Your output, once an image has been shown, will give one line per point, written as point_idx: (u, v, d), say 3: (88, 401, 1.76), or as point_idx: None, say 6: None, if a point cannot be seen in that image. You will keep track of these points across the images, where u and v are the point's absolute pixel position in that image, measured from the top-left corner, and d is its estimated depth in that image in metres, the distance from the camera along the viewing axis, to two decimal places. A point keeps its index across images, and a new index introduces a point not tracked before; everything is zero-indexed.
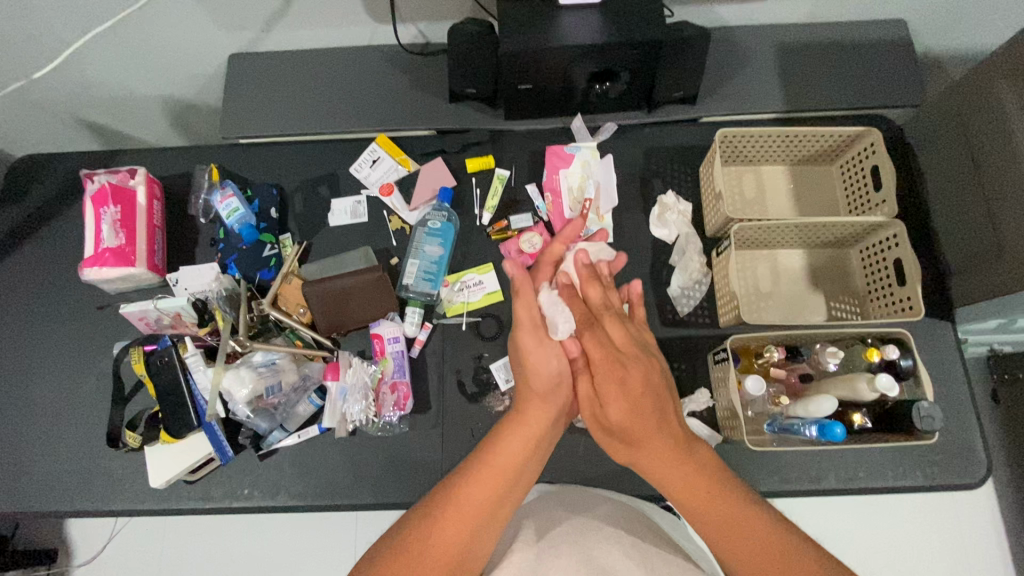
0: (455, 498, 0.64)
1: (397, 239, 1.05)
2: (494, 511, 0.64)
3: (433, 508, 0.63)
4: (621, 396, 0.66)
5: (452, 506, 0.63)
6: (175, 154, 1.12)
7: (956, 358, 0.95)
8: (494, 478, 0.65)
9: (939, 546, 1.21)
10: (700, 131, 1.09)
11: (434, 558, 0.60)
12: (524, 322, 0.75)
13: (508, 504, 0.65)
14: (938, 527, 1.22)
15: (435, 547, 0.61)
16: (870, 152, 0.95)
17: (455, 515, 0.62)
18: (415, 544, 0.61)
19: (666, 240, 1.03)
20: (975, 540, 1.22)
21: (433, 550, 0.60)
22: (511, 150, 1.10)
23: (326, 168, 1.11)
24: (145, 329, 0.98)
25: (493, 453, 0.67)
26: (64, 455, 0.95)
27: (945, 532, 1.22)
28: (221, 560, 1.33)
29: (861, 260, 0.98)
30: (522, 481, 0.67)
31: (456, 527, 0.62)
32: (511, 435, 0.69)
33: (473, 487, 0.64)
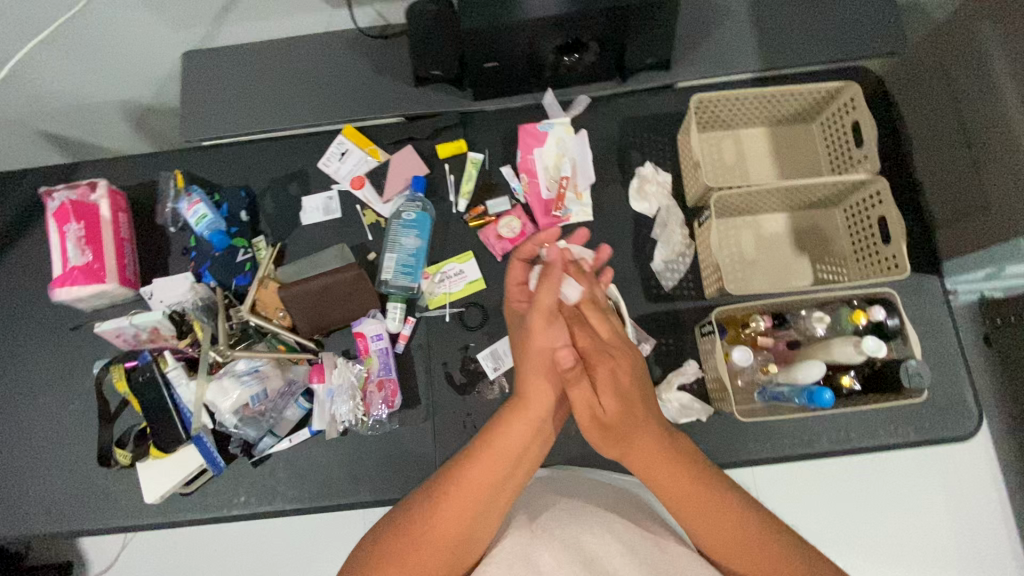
0: (462, 478, 0.61)
1: (373, 233, 1.03)
2: (499, 491, 0.62)
3: (439, 492, 0.61)
4: (615, 393, 0.64)
5: (458, 485, 0.61)
6: (138, 162, 1.08)
7: (944, 312, 0.95)
8: (500, 460, 0.62)
9: (936, 497, 1.23)
10: (676, 98, 1.05)
11: (440, 538, 0.59)
12: (546, 304, 0.66)
13: (516, 482, 0.63)
14: (935, 479, 1.24)
15: (442, 529, 0.59)
16: (850, 108, 0.92)
17: (462, 494, 0.60)
18: (419, 526, 0.60)
19: (647, 213, 1.01)
20: (973, 490, 1.23)
21: (435, 534, 0.59)
22: (483, 131, 1.07)
23: (294, 165, 1.08)
24: (124, 345, 0.96)
25: (501, 433, 0.63)
26: (55, 478, 0.94)
27: (942, 483, 1.24)
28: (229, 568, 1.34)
29: (846, 219, 0.96)
30: (529, 459, 0.64)
31: (463, 506, 0.60)
32: (511, 417, 0.65)
33: (482, 470, 0.61)
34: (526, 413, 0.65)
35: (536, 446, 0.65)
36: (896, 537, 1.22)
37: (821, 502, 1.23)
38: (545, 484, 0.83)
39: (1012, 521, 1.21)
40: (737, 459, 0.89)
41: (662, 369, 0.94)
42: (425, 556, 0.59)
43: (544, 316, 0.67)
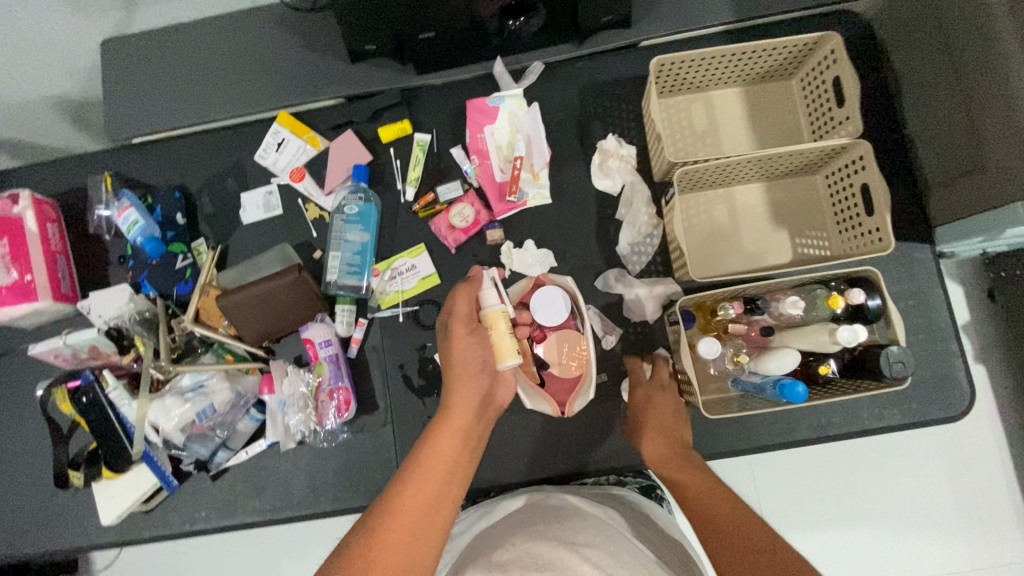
0: (399, 498, 0.61)
1: (318, 230, 0.96)
2: (439, 506, 0.61)
3: (376, 520, 0.59)
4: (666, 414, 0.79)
5: (396, 507, 0.60)
6: (67, 166, 1.01)
7: (935, 284, 0.87)
8: (431, 473, 0.63)
9: (949, 474, 1.15)
10: (639, 59, 0.95)
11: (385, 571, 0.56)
12: (463, 312, 0.73)
13: (454, 493, 0.64)
14: (947, 454, 1.15)
15: (387, 550, 0.57)
16: (830, 61, 0.82)
17: (399, 515, 0.59)
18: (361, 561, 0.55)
19: (611, 191, 0.93)
20: (988, 464, 1.15)
21: (383, 559, 0.56)
22: (429, 110, 0.98)
23: (230, 159, 1.00)
24: (65, 365, 0.92)
25: (430, 448, 0.66)
26: (14, 501, 0.92)
27: (953, 459, 1.16)
28: None
29: (828, 186, 0.88)
30: (462, 467, 0.66)
31: (403, 526, 0.59)
32: (440, 431, 0.67)
33: (415, 484, 0.62)
34: (449, 427, 0.68)
35: (466, 457, 0.67)
36: (904, 517, 1.14)
37: (824, 484, 1.16)
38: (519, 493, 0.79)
39: None
40: (711, 453, 0.84)
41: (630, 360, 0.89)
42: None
43: (472, 327, 0.73)
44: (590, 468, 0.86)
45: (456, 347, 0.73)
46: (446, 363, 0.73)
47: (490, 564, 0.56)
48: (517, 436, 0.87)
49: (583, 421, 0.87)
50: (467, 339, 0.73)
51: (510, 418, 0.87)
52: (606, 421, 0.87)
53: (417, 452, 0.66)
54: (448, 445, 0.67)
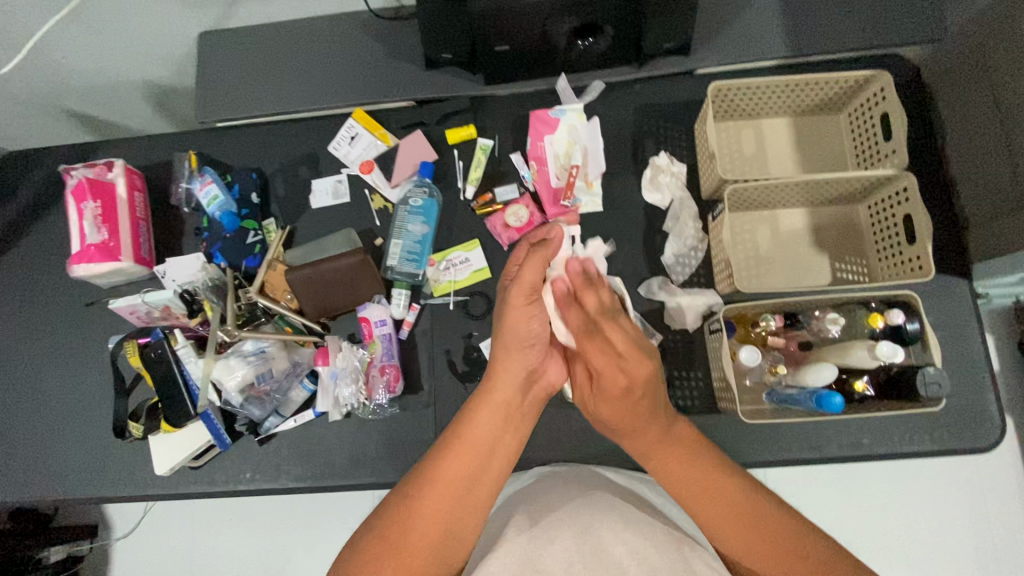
0: (437, 471, 0.65)
1: (381, 219, 1.03)
2: (472, 484, 0.66)
3: (417, 485, 0.65)
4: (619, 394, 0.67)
5: (434, 478, 0.65)
6: (156, 143, 1.10)
7: (971, 317, 0.90)
8: (471, 452, 0.67)
9: (969, 515, 1.15)
10: (694, 85, 1.01)
11: (418, 536, 0.63)
12: (529, 283, 0.70)
13: (490, 474, 0.67)
14: (968, 493, 1.16)
15: (422, 524, 0.63)
16: (880, 98, 0.87)
17: (436, 487, 0.64)
18: (401, 522, 0.63)
19: (660, 205, 0.98)
20: (1013, 508, 1.15)
21: (418, 530, 0.63)
22: (494, 118, 1.05)
23: (304, 148, 1.08)
24: (138, 323, 1.00)
25: (470, 422, 0.68)
26: (74, 447, 0.98)
27: (972, 499, 1.16)
28: (244, 542, 1.39)
29: (870, 216, 0.92)
30: (501, 448, 0.68)
31: (438, 498, 0.64)
32: (481, 404, 0.69)
33: (454, 459, 0.66)
34: (492, 404, 0.69)
35: (507, 435, 0.69)
36: (922, 553, 1.15)
37: (841, 512, 1.18)
38: (555, 476, 0.83)
39: None
40: (742, 461, 0.87)
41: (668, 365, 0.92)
42: (406, 548, 0.62)
43: (528, 296, 0.71)
44: (622, 465, 0.89)
45: (512, 316, 0.71)
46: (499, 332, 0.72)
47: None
48: (554, 428, 0.90)
49: None
50: (524, 309, 0.72)
51: (549, 410, 0.91)
52: None
53: (461, 423, 0.69)
54: (490, 422, 0.69)
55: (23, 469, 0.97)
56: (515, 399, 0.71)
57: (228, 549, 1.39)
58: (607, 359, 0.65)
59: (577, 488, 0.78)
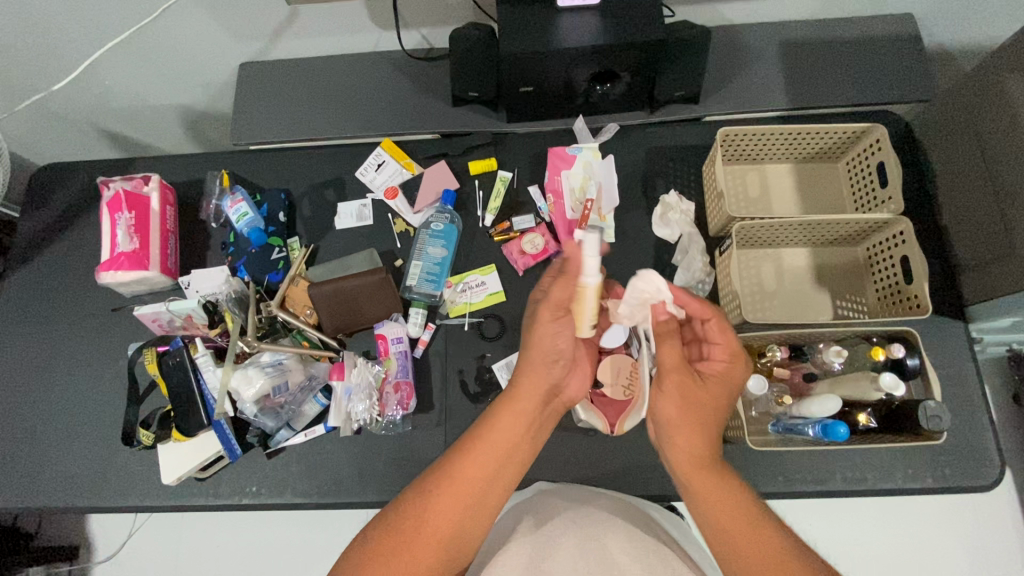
0: (452, 470, 0.66)
1: (402, 241, 1.07)
2: (486, 485, 0.67)
3: (430, 485, 0.66)
4: (716, 384, 0.73)
5: (448, 477, 0.66)
6: (190, 161, 1.15)
7: (966, 357, 0.93)
8: (487, 456, 0.68)
9: (972, 562, 1.15)
10: (702, 131, 1.09)
11: (430, 535, 0.64)
12: (557, 299, 0.70)
13: (505, 478, 0.68)
14: (967, 538, 1.16)
15: (431, 526, 0.64)
16: (875, 149, 0.94)
17: (451, 486, 0.66)
18: (412, 521, 0.64)
19: (669, 239, 1.03)
20: (1017, 558, 1.14)
21: (428, 530, 0.64)
22: (514, 152, 1.11)
23: (331, 173, 1.13)
24: (158, 330, 1.02)
25: (490, 426, 0.70)
26: (80, 453, 0.98)
27: (973, 544, 1.16)
28: (234, 563, 1.36)
29: (869, 257, 0.97)
30: (516, 455, 0.70)
31: (453, 497, 0.65)
32: (504, 414, 0.70)
33: (470, 464, 0.67)
34: (515, 410, 0.71)
35: (523, 445, 0.70)
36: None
37: (844, 554, 1.17)
38: (559, 492, 0.83)
39: None
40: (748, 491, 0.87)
41: None
42: (417, 546, 0.63)
43: (555, 312, 0.71)
44: (630, 492, 0.89)
45: (540, 333, 0.72)
46: (525, 349, 0.73)
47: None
48: (563, 450, 0.91)
49: (629, 444, 0.91)
50: (551, 325, 0.72)
51: (559, 433, 0.92)
52: (650, 447, 0.90)
53: (482, 427, 0.70)
54: (509, 430, 0.70)
55: (26, 473, 0.97)
56: (536, 412, 0.72)
57: (217, 570, 1.36)
58: (733, 353, 0.73)
59: (580, 507, 0.77)
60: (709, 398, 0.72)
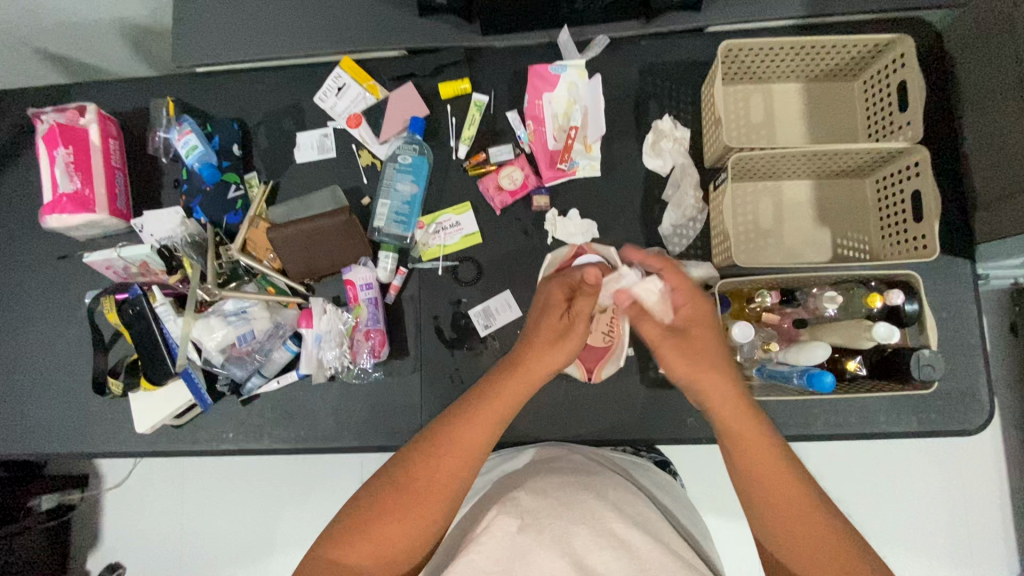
0: (455, 432, 0.62)
1: (368, 176, 0.99)
2: (487, 450, 0.63)
3: (434, 444, 0.62)
4: (712, 341, 0.70)
5: (451, 441, 0.61)
6: (131, 87, 1.04)
7: (969, 299, 0.88)
8: (494, 412, 0.64)
9: (944, 491, 1.18)
10: (703, 44, 0.96)
11: (440, 487, 0.59)
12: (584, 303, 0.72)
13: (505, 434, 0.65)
14: (946, 471, 1.18)
15: (440, 480, 0.60)
16: (898, 66, 0.82)
17: (451, 453, 0.61)
18: (419, 478, 0.60)
19: (660, 172, 0.94)
20: (988, 486, 1.18)
21: (437, 483, 0.60)
22: (490, 72, 0.99)
23: (287, 98, 1.01)
24: (116, 277, 0.96)
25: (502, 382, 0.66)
26: (52, 402, 0.96)
27: (951, 477, 1.18)
28: (231, 497, 1.39)
29: (877, 191, 0.88)
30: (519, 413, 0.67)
31: (453, 463, 0.60)
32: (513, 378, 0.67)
33: (479, 420, 0.63)
34: (519, 379, 0.67)
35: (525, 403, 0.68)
36: (895, 528, 1.18)
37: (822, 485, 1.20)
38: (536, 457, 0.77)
39: (1011, 520, 1.17)
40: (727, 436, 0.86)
41: None
42: (425, 510, 0.58)
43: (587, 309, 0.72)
44: (609, 438, 0.88)
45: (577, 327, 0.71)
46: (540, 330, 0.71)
47: (521, 509, 0.57)
48: (540, 397, 0.89)
49: (608, 392, 0.88)
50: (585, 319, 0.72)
51: None
52: (630, 394, 0.88)
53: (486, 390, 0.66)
54: (514, 390, 0.66)
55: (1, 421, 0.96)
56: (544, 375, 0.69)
57: (215, 503, 1.40)
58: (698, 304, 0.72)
59: (561, 459, 0.73)
60: (706, 348, 0.70)
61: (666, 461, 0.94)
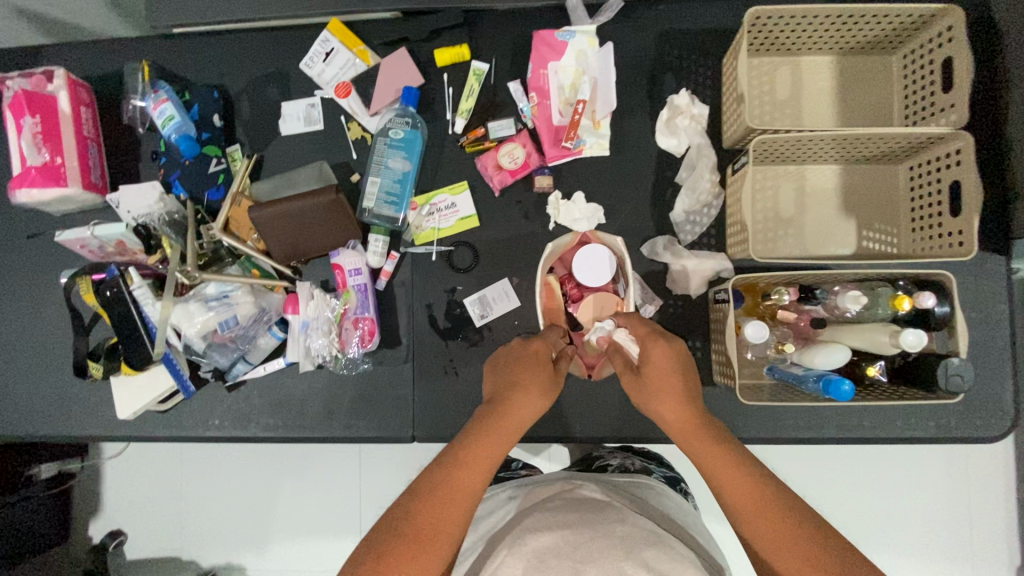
0: (450, 477, 0.59)
1: (358, 151, 0.92)
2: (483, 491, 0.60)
3: (433, 489, 0.58)
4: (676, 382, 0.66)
5: (449, 486, 0.58)
6: (104, 49, 0.96)
7: (1002, 297, 0.82)
8: (488, 450, 0.61)
9: (953, 488, 1.15)
10: (727, 10, 0.87)
11: (445, 531, 0.56)
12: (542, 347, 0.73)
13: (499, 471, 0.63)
14: (954, 471, 1.15)
15: (445, 521, 0.56)
16: (945, 39, 0.73)
17: (452, 501, 0.57)
18: (419, 524, 0.55)
19: (674, 152, 0.86)
20: (998, 487, 1.14)
21: (442, 528, 0.56)
22: (491, 37, 0.90)
23: (271, 63, 0.93)
24: (93, 256, 0.91)
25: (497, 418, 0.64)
26: (33, 384, 0.93)
27: (960, 478, 1.15)
28: (224, 485, 1.34)
29: (910, 179, 0.81)
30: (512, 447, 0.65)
31: (455, 511, 0.57)
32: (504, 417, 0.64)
33: (474, 462, 0.60)
34: (504, 422, 0.64)
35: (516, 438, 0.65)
36: (901, 524, 1.15)
37: (826, 483, 1.16)
38: (547, 487, 0.75)
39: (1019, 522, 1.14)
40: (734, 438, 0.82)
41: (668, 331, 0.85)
42: (431, 557, 0.54)
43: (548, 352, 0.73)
44: (608, 436, 0.84)
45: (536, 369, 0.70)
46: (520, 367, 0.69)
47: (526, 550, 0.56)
48: None
49: (609, 388, 0.84)
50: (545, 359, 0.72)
51: None
52: None
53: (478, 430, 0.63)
54: (506, 429, 0.64)
55: None
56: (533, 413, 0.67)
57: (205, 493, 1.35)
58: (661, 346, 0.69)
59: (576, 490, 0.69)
60: (666, 386, 0.66)
61: (675, 479, 0.92)
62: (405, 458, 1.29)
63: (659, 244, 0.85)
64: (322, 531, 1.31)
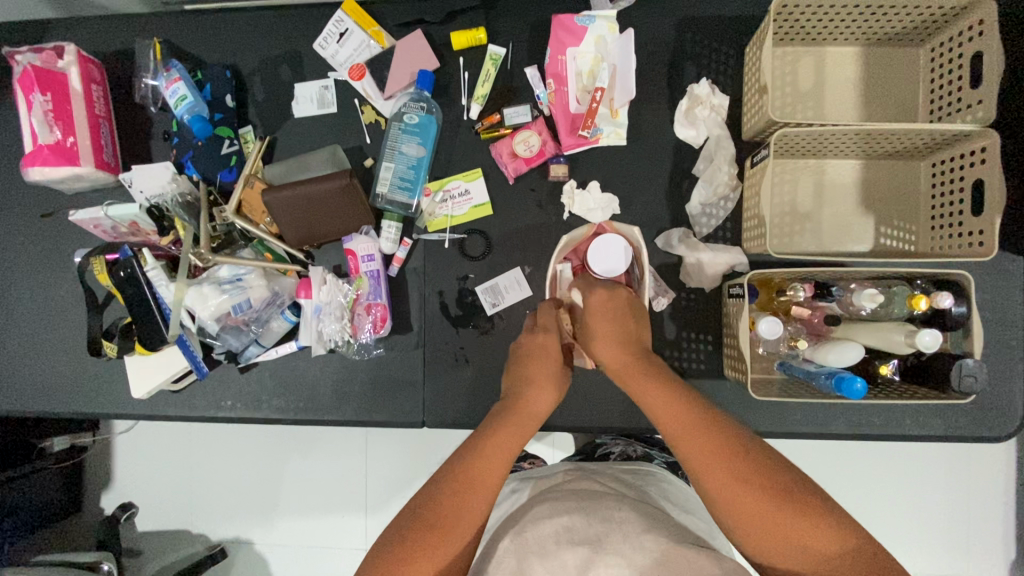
0: (472, 464, 0.60)
1: (372, 135, 0.91)
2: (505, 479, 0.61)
3: (455, 475, 0.59)
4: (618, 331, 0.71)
5: (471, 473, 0.59)
6: (116, 25, 0.95)
7: (1019, 298, 0.81)
8: (508, 440, 0.63)
9: (952, 485, 1.16)
10: None
11: (469, 517, 0.57)
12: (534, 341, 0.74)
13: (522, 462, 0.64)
14: (955, 468, 1.16)
15: (469, 507, 0.57)
16: (974, 34, 0.71)
17: (474, 489, 0.58)
18: (443, 509, 0.57)
19: (692, 142, 0.85)
20: (999, 485, 1.15)
21: (466, 515, 0.57)
22: (509, 20, 0.88)
23: (284, 43, 0.92)
24: (105, 236, 0.91)
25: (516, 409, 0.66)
26: (46, 362, 0.94)
27: (961, 475, 1.16)
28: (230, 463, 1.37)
29: (931, 177, 0.79)
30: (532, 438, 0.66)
31: (478, 499, 0.58)
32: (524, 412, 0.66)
33: (496, 451, 0.61)
34: (523, 415, 0.66)
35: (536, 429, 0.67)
36: (899, 518, 1.16)
37: (828, 477, 1.17)
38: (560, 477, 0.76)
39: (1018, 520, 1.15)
40: None
41: (680, 323, 0.85)
42: (451, 543, 0.55)
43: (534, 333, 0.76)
44: (617, 426, 0.85)
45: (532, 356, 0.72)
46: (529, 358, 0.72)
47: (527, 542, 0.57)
48: None
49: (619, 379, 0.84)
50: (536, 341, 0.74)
51: None
52: None
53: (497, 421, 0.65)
54: (525, 420, 0.65)
55: None
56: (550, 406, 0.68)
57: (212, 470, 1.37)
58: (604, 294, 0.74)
59: (591, 480, 0.71)
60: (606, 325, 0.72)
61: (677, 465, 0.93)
62: (411, 443, 1.31)
63: (673, 237, 0.84)
64: (328, 512, 1.33)
